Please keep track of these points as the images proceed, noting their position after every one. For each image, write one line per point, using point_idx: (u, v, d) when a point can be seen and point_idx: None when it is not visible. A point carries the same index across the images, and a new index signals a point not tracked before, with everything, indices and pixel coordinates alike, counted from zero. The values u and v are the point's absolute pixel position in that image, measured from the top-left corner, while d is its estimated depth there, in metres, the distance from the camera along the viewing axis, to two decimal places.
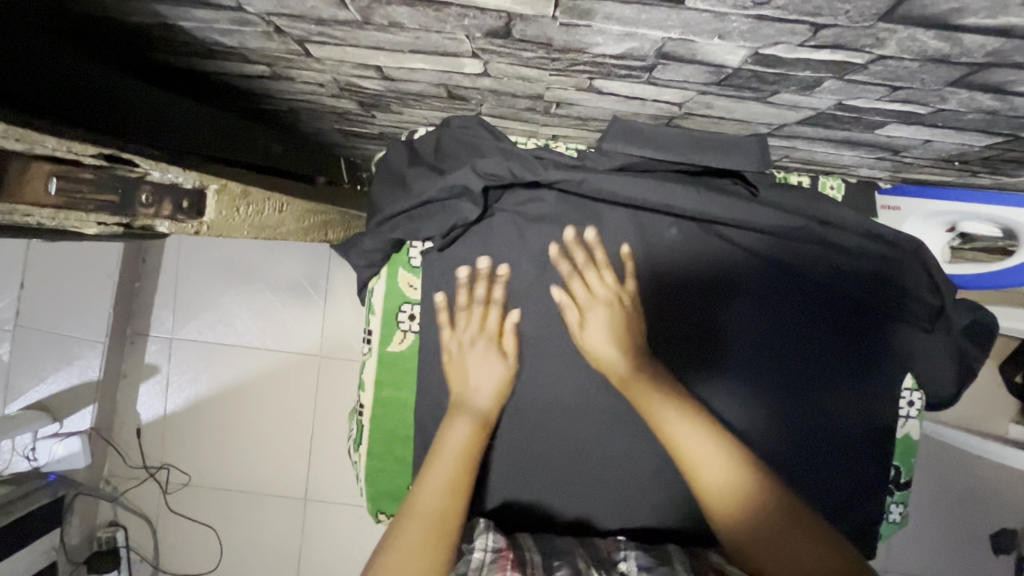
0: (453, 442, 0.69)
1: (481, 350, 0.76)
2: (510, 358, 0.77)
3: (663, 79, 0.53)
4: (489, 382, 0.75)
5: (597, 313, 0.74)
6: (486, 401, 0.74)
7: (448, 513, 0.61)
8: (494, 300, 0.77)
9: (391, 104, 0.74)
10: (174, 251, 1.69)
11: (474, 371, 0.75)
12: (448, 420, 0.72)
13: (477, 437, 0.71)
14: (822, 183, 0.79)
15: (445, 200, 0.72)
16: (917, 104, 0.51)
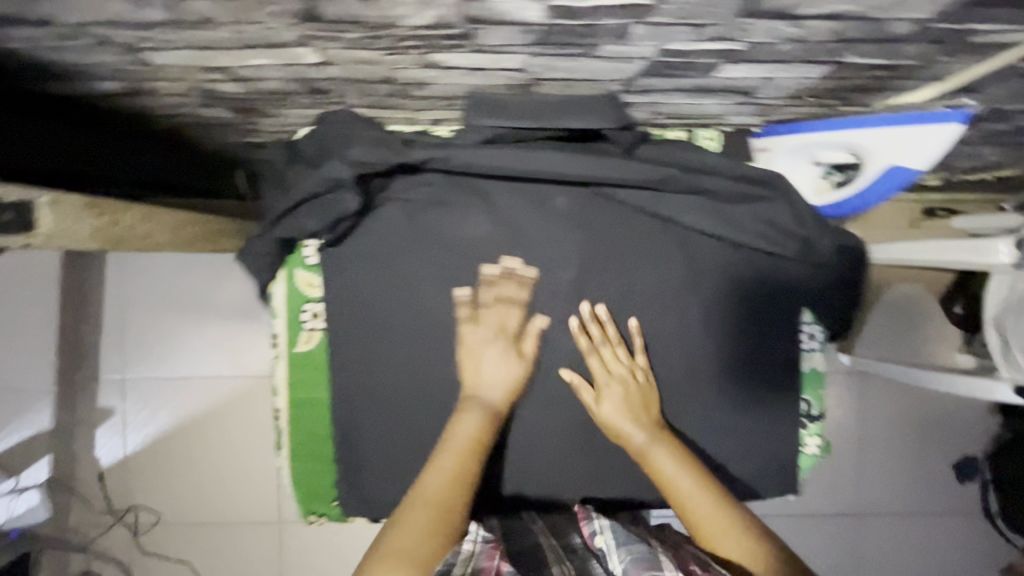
0: (463, 433, 0.73)
1: (496, 341, 0.79)
2: (525, 359, 0.81)
3: (488, 45, 0.55)
4: (502, 378, 0.78)
5: (615, 386, 0.78)
6: (497, 395, 0.78)
7: (452, 501, 0.66)
8: (517, 300, 0.81)
9: (264, 107, 0.75)
10: (115, 294, 1.63)
11: (484, 358, 0.79)
12: (461, 411, 0.75)
13: (482, 433, 0.74)
14: (697, 136, 0.83)
15: (325, 193, 0.72)
16: (730, 40, 0.54)
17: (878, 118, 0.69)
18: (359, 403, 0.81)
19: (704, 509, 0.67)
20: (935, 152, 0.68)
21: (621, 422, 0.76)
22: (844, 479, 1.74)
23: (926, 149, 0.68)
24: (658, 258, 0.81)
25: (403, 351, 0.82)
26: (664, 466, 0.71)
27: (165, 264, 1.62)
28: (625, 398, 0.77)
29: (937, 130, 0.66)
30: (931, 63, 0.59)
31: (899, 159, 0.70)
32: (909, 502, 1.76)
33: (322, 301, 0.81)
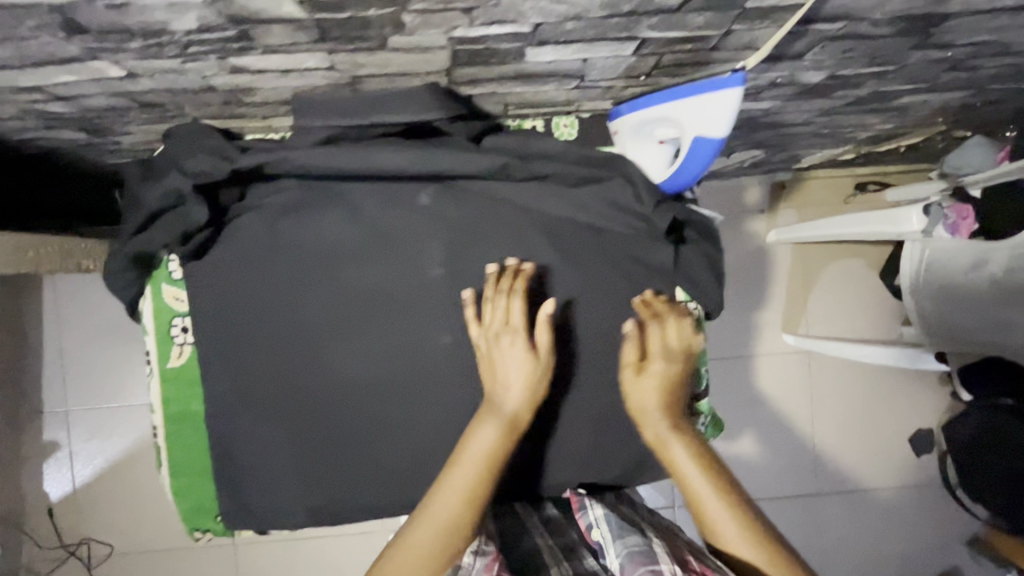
0: (476, 450, 0.68)
1: (517, 342, 0.74)
2: (541, 353, 0.74)
3: (276, 46, 0.55)
4: (520, 380, 0.72)
5: (656, 363, 0.74)
6: (514, 399, 0.72)
7: (460, 522, 0.64)
8: (518, 292, 0.76)
9: (112, 125, 0.75)
10: (55, 327, 1.62)
11: (505, 361, 0.74)
12: (477, 421, 0.71)
13: (498, 446, 0.69)
14: (556, 124, 0.84)
15: (172, 207, 0.73)
16: (511, 23, 0.54)
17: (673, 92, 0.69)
18: (235, 414, 0.81)
19: (714, 504, 0.64)
20: (728, 117, 0.66)
21: (648, 405, 0.71)
22: (801, 460, 1.72)
23: (719, 116, 0.67)
24: (524, 247, 0.80)
25: (276, 359, 0.82)
26: (681, 458, 0.68)
27: (102, 293, 1.62)
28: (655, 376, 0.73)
29: (719, 97, 0.65)
30: (731, 32, 0.59)
31: (702, 128, 0.69)
32: (871, 479, 1.73)
33: (189, 315, 0.81)
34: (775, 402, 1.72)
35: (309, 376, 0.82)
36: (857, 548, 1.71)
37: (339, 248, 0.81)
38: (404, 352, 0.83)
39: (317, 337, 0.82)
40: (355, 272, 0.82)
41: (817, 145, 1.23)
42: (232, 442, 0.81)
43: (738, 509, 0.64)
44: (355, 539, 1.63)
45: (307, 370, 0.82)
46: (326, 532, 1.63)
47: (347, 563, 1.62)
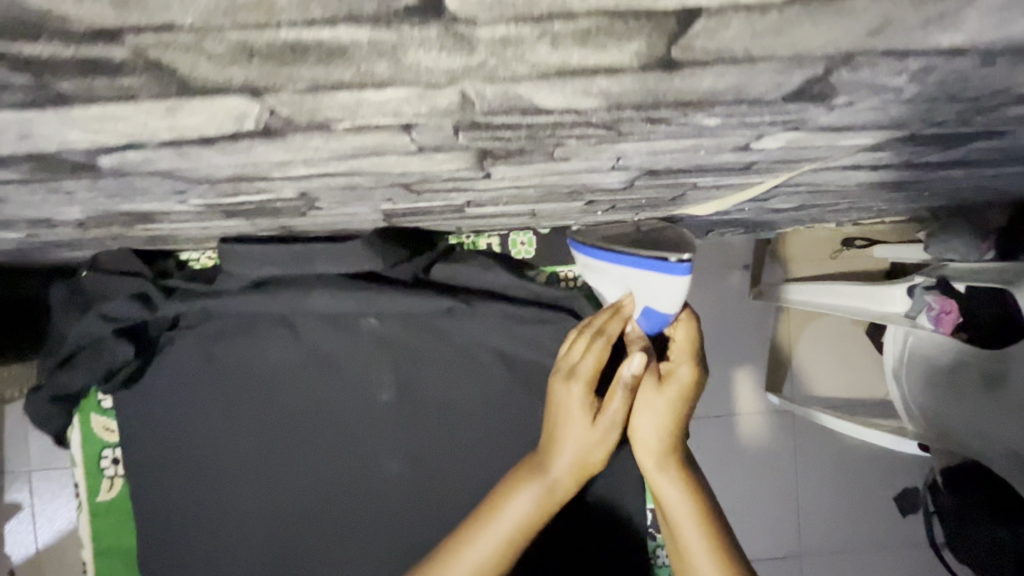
0: (512, 516, 0.60)
1: (579, 392, 0.60)
2: (603, 423, 0.60)
3: (181, 220, 0.50)
4: (576, 450, 0.60)
5: (678, 372, 0.63)
6: (565, 472, 0.61)
7: None
8: (607, 334, 0.62)
9: (34, 254, 0.71)
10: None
11: (567, 420, 0.61)
12: (516, 483, 0.62)
13: (535, 515, 0.61)
14: (513, 240, 0.79)
15: (93, 348, 0.67)
16: (440, 200, 0.49)
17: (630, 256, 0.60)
18: (169, 547, 0.76)
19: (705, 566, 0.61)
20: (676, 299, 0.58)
21: (645, 436, 0.63)
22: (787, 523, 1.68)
23: (667, 298, 0.59)
24: (480, 376, 0.76)
25: (207, 479, 0.76)
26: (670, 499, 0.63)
27: None
28: (669, 406, 0.62)
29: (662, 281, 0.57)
30: (685, 194, 0.54)
31: (649, 302, 0.61)
32: (860, 543, 1.62)
33: (120, 446, 0.76)
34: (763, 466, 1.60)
35: (245, 508, 0.77)
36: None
37: (279, 374, 0.76)
38: (344, 477, 0.77)
39: (261, 445, 0.77)
40: (294, 400, 0.77)
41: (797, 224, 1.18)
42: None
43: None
44: None
45: (245, 503, 0.77)
46: None
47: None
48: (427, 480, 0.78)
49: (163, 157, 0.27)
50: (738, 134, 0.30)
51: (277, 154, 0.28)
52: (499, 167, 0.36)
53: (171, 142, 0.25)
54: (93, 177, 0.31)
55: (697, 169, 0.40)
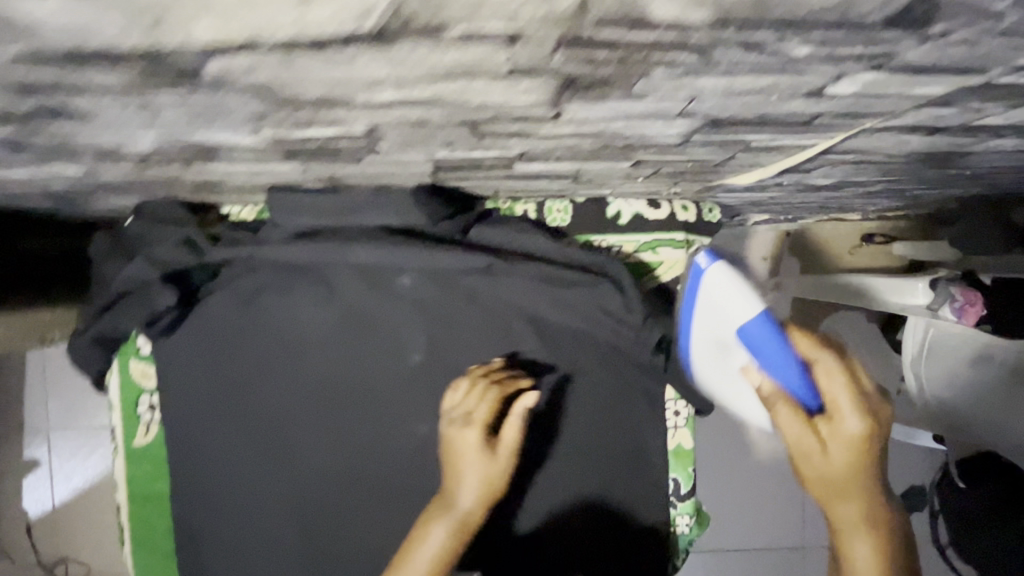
0: (423, 556, 0.64)
1: (471, 439, 0.67)
2: (500, 455, 0.67)
3: (241, 159, 0.51)
4: (474, 484, 0.66)
5: (848, 422, 0.51)
6: (468, 501, 0.66)
7: None
8: (500, 384, 0.70)
9: (80, 200, 0.72)
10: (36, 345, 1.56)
11: (464, 457, 0.67)
12: (426, 522, 0.66)
13: (447, 553, 0.65)
14: (549, 208, 0.79)
15: (138, 292, 0.69)
16: (496, 150, 0.50)
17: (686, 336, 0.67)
18: (199, 495, 0.78)
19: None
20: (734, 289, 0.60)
21: (834, 502, 0.52)
22: None
23: (725, 299, 0.60)
24: (516, 338, 0.76)
25: (240, 430, 0.78)
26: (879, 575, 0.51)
27: None
28: (853, 463, 0.50)
29: (707, 277, 0.62)
30: (734, 157, 0.55)
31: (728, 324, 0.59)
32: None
33: (158, 393, 0.78)
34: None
35: (276, 459, 0.78)
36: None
37: (313, 330, 0.77)
38: (374, 436, 0.79)
39: (295, 400, 0.78)
40: (327, 356, 0.78)
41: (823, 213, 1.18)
42: (194, 525, 0.78)
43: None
44: None
45: (276, 455, 0.78)
46: None
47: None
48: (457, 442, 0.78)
49: (266, 64, 0.28)
50: (820, 71, 0.31)
51: (375, 68, 0.29)
52: (573, 104, 0.37)
53: (285, 44, 0.26)
54: (189, 89, 0.32)
55: (761, 120, 0.41)
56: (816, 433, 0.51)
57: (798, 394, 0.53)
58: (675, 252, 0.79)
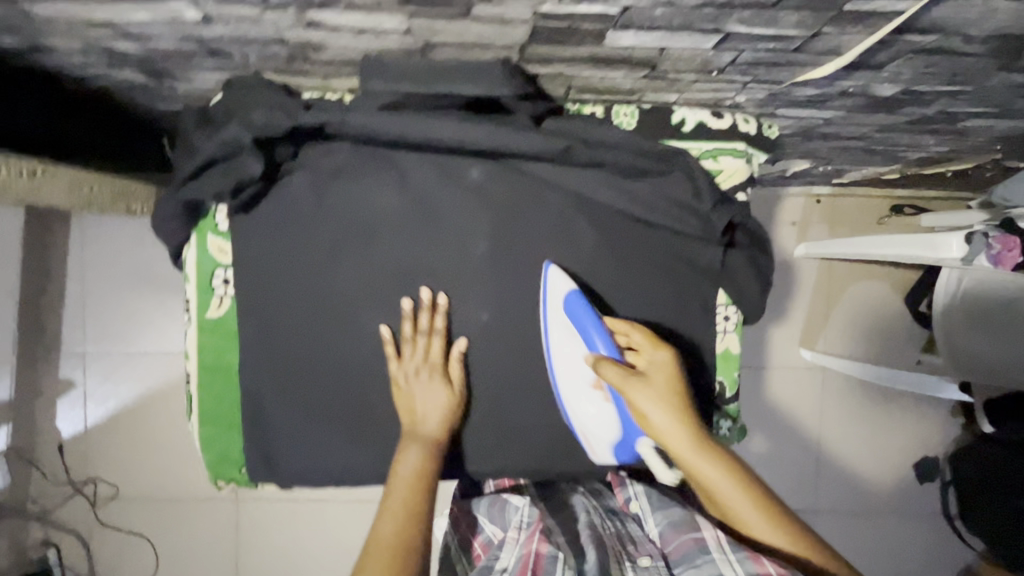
0: (403, 471, 0.72)
1: (427, 375, 0.80)
2: (454, 384, 0.81)
3: (361, 3, 0.54)
4: (435, 407, 0.79)
5: (660, 358, 0.72)
6: (433, 425, 0.78)
7: (407, 534, 0.65)
8: (438, 330, 0.80)
9: (174, 69, 0.75)
10: (80, 244, 1.43)
11: (422, 398, 0.79)
12: (401, 447, 0.76)
13: (425, 466, 0.74)
14: (617, 112, 0.81)
15: (228, 157, 0.73)
16: (602, 2, 0.53)
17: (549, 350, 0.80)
18: (269, 367, 0.82)
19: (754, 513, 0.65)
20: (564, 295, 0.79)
21: (666, 424, 0.67)
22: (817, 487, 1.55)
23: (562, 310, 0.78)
24: (579, 232, 0.80)
25: (311, 307, 0.81)
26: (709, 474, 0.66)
27: (133, 231, 1.43)
28: (671, 386, 0.69)
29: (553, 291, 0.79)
30: (818, 35, 0.59)
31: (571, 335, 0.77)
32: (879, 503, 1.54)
33: (232, 268, 0.82)
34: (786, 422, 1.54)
35: (345, 338, 0.82)
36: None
37: (384, 214, 0.80)
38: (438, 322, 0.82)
39: (364, 282, 0.81)
40: (395, 240, 0.81)
41: (866, 161, 1.20)
42: (263, 395, 0.82)
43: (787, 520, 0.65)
44: (355, 508, 1.47)
45: (346, 334, 0.82)
46: (329, 495, 1.47)
47: (363, 532, 1.48)
48: (517, 330, 0.83)
49: None
50: None
51: None
52: None
53: None
54: None
55: None
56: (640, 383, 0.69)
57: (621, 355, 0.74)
58: (736, 161, 0.82)
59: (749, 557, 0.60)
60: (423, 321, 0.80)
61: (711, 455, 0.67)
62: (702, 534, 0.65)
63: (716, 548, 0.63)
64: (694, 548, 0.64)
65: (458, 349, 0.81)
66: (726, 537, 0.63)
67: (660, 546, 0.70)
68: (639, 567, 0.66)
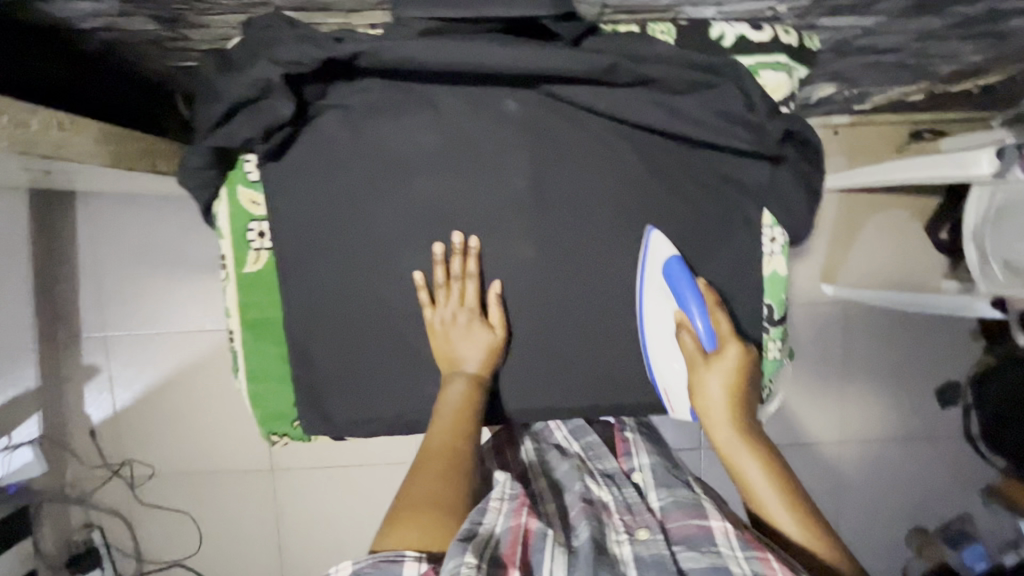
0: (449, 402, 0.74)
1: (463, 317, 0.79)
2: (494, 326, 0.80)
3: None
4: (478, 348, 0.78)
5: (730, 351, 0.72)
6: (477, 362, 0.78)
7: (455, 448, 0.69)
8: (470, 275, 0.79)
9: (189, 13, 0.71)
10: (89, 227, 1.40)
11: (461, 347, 0.78)
12: (446, 381, 0.77)
13: (469, 400, 0.75)
14: (652, 30, 0.77)
15: (255, 99, 0.68)
16: None
17: (641, 334, 0.81)
18: (311, 319, 0.81)
19: (792, 527, 0.64)
20: (660, 250, 0.79)
21: (716, 407, 0.71)
22: (853, 424, 1.53)
23: (654, 253, 0.79)
24: (620, 156, 0.79)
25: (351, 253, 0.80)
26: (749, 471, 0.67)
27: (145, 208, 1.40)
28: (730, 378, 0.71)
29: (653, 242, 0.80)
30: None
31: (659, 275, 0.79)
32: (912, 426, 1.54)
33: (267, 220, 0.79)
34: (814, 355, 1.53)
35: (388, 283, 0.81)
36: (912, 500, 1.54)
37: (418, 152, 0.78)
38: (482, 259, 0.80)
39: (401, 225, 0.79)
40: (431, 181, 0.79)
41: (896, 79, 1.17)
42: (310, 351, 0.82)
43: (836, 567, 0.62)
44: (393, 471, 1.48)
45: (387, 279, 0.80)
46: (364, 459, 1.48)
47: None
48: (561, 263, 0.81)
49: None
50: None
51: None
52: None
53: None
54: None
55: None
56: (704, 363, 0.73)
57: (703, 335, 0.75)
58: (778, 74, 0.79)
59: (757, 557, 0.56)
60: (455, 267, 0.79)
61: (756, 449, 0.68)
62: (709, 522, 0.63)
63: (724, 541, 0.60)
64: (702, 535, 0.62)
65: (498, 291, 0.80)
66: (734, 531, 0.61)
67: (660, 520, 0.67)
68: (636, 540, 0.64)
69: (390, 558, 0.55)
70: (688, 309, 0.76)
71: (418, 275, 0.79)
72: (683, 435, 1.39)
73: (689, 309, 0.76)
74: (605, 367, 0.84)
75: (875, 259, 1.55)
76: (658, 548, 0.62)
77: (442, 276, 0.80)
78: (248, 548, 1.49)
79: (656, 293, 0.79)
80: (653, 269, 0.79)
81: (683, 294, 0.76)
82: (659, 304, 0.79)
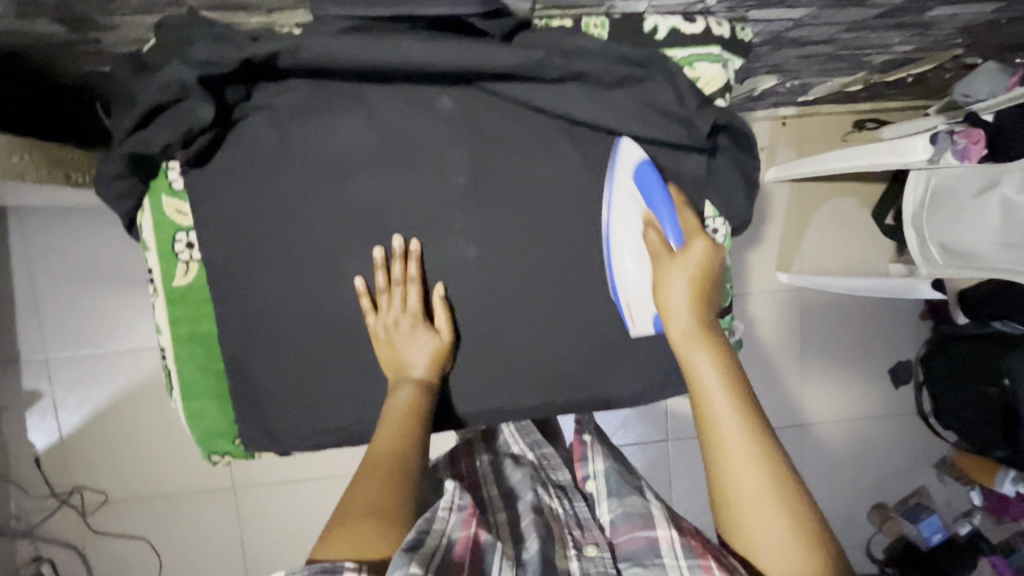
0: (394, 409, 0.72)
1: (407, 322, 0.76)
2: (440, 329, 0.78)
3: None
4: (425, 352, 0.76)
5: (695, 247, 0.70)
6: (423, 367, 0.76)
7: (398, 457, 0.66)
8: (411, 279, 0.77)
9: (97, 15, 0.67)
10: (18, 246, 1.32)
11: (407, 352, 0.76)
12: (393, 388, 0.75)
13: (416, 406, 0.73)
14: (585, 24, 0.77)
15: (173, 103, 0.66)
16: None
17: (604, 255, 0.80)
18: (250, 332, 0.78)
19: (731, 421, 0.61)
20: (632, 156, 0.77)
21: (677, 304, 0.69)
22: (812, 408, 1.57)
23: (627, 161, 0.77)
24: (560, 152, 0.79)
25: (288, 260, 0.77)
26: (700, 362, 0.65)
27: (79, 223, 1.32)
28: (695, 275, 0.69)
29: (624, 153, 0.77)
30: None
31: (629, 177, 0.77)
32: (867, 406, 1.58)
33: (195, 229, 0.76)
34: (774, 343, 1.55)
35: (329, 289, 0.78)
36: (875, 478, 1.58)
37: (353, 154, 0.76)
38: (426, 260, 0.79)
39: (339, 228, 0.77)
40: (368, 183, 0.76)
41: (834, 70, 1.19)
42: (250, 365, 0.78)
43: (773, 475, 0.59)
44: None
45: (328, 285, 0.78)
46: (329, 470, 1.44)
47: None
48: (507, 262, 0.80)
49: None
50: None
51: None
52: None
53: None
54: None
55: None
56: (669, 258, 0.70)
57: (671, 232, 0.72)
58: (712, 66, 0.79)
59: (700, 565, 0.57)
60: (396, 274, 0.76)
61: (712, 350, 0.66)
62: (656, 534, 0.64)
63: (669, 552, 0.61)
64: (647, 548, 0.63)
65: (442, 293, 0.79)
66: (680, 539, 0.61)
67: (610, 536, 0.69)
68: (585, 556, 0.64)
69: (328, 568, 0.51)
70: (659, 210, 0.74)
71: (359, 282, 0.76)
72: (650, 428, 1.40)
73: (660, 209, 0.73)
74: (557, 365, 0.83)
75: (825, 245, 1.59)
76: (606, 565, 0.63)
77: (383, 281, 0.78)
78: (212, 569, 1.44)
79: (626, 201, 0.77)
80: (622, 176, 0.77)
81: (654, 194, 0.74)
82: (628, 212, 0.77)
